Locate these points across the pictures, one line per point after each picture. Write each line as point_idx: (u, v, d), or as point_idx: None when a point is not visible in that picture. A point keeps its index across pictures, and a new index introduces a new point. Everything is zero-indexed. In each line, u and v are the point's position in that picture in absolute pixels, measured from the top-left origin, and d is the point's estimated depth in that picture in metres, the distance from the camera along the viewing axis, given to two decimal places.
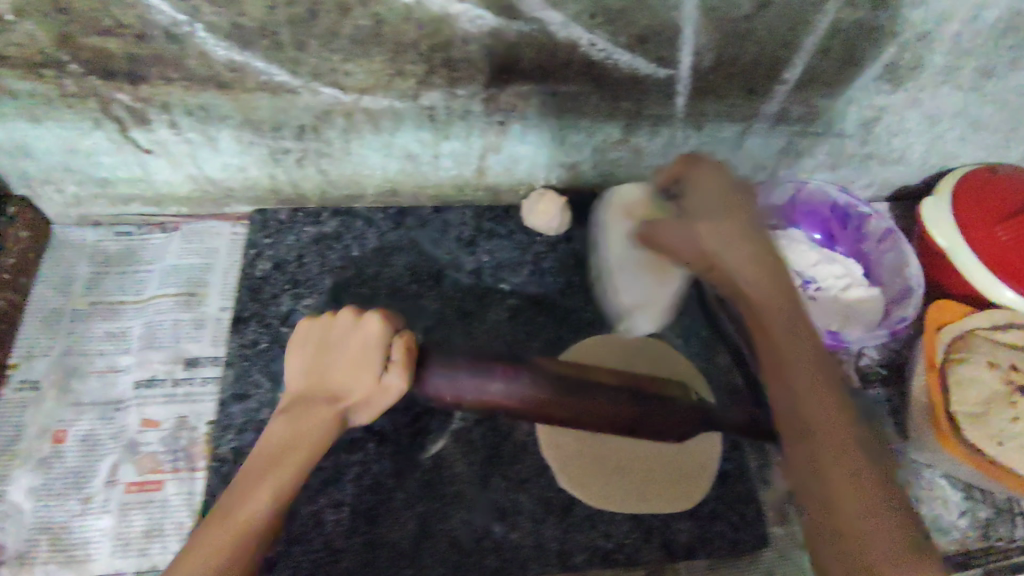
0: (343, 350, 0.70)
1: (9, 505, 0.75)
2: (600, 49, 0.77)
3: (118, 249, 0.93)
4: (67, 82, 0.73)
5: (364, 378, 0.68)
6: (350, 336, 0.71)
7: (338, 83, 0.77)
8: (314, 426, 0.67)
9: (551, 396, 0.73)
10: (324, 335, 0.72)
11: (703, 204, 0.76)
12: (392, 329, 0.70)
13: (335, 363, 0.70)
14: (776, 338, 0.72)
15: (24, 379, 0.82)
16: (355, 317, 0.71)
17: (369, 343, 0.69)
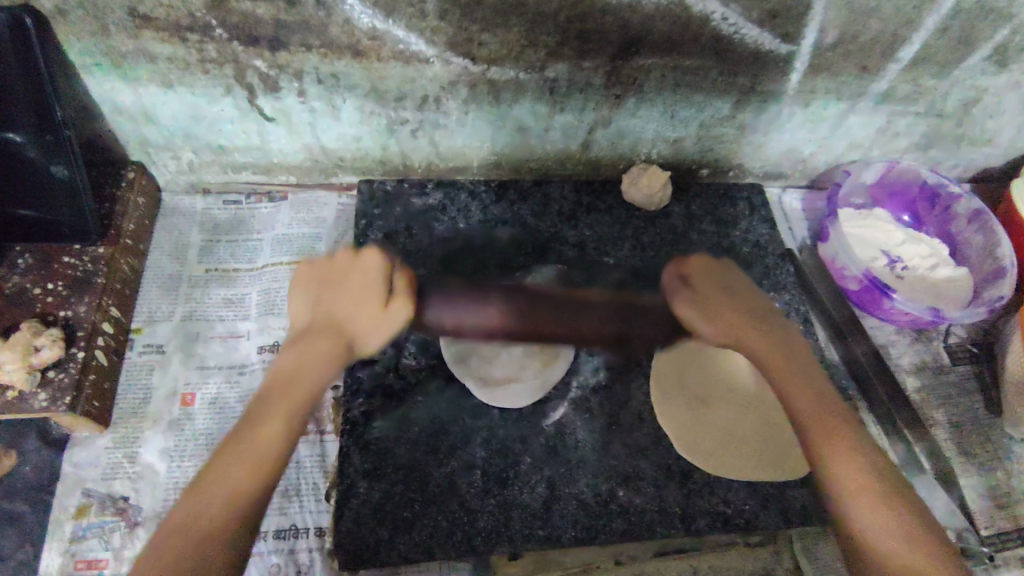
0: (343, 285, 0.67)
1: (143, 465, 0.76)
2: (731, 23, 0.79)
3: (227, 217, 0.93)
4: (210, 48, 0.74)
5: (368, 310, 0.66)
6: (351, 270, 0.68)
7: (470, 54, 0.79)
8: (321, 358, 0.64)
9: (546, 310, 0.81)
10: (326, 270, 0.69)
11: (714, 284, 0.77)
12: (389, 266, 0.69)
13: (335, 295, 0.67)
14: (791, 382, 0.70)
15: (149, 342, 0.83)
16: (353, 255, 0.69)
17: (373, 279, 0.67)
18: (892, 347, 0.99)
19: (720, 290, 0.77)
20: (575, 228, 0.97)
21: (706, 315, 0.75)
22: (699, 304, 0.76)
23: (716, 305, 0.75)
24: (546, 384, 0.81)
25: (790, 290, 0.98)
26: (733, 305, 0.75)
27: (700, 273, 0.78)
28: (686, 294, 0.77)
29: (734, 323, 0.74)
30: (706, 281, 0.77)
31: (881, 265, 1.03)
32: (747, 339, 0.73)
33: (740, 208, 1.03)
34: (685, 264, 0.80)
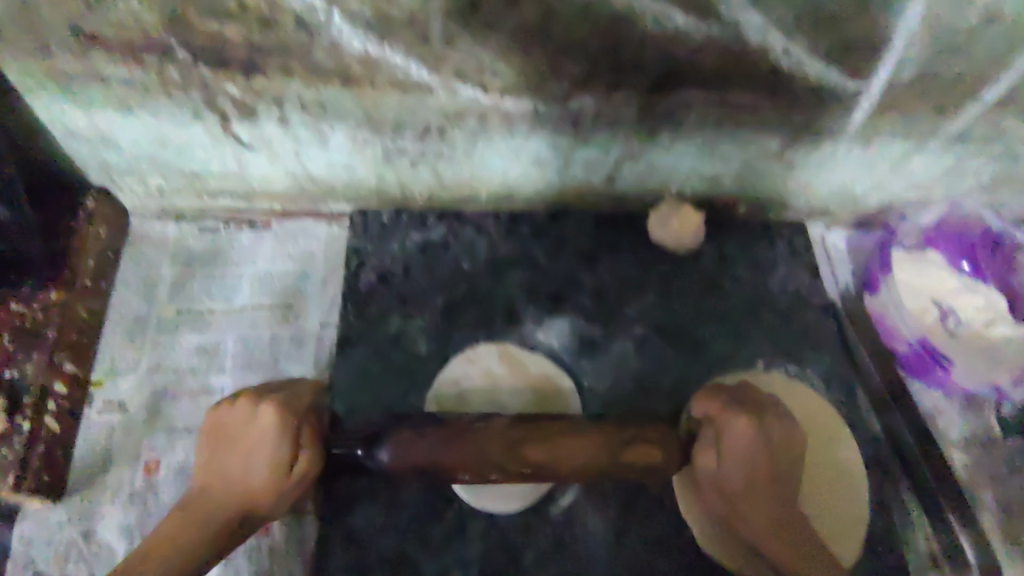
0: (239, 441, 0.62)
1: (101, 546, 0.68)
2: (792, 56, 0.67)
3: (203, 247, 0.83)
4: (171, 71, 0.63)
5: (262, 478, 0.60)
6: (243, 429, 0.62)
7: (481, 83, 0.67)
8: (182, 527, 0.58)
9: (511, 428, 0.69)
10: (220, 427, 0.63)
11: (742, 447, 0.63)
12: (294, 419, 0.63)
13: (229, 459, 0.62)
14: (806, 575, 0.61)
15: (110, 399, 0.74)
16: (248, 407, 0.62)
17: (271, 436, 0.61)
18: (938, 416, 0.88)
19: (751, 450, 0.63)
20: (594, 272, 0.86)
21: (722, 477, 0.63)
22: (716, 473, 0.64)
23: (734, 467, 0.63)
24: (539, 481, 0.72)
25: (830, 349, 0.87)
26: (755, 468, 0.63)
27: (728, 432, 0.63)
28: (709, 444, 0.64)
29: (753, 491, 0.63)
30: (740, 443, 0.63)
31: (932, 318, 0.87)
32: (757, 498, 0.63)
33: (780, 251, 0.92)
34: (719, 408, 0.66)
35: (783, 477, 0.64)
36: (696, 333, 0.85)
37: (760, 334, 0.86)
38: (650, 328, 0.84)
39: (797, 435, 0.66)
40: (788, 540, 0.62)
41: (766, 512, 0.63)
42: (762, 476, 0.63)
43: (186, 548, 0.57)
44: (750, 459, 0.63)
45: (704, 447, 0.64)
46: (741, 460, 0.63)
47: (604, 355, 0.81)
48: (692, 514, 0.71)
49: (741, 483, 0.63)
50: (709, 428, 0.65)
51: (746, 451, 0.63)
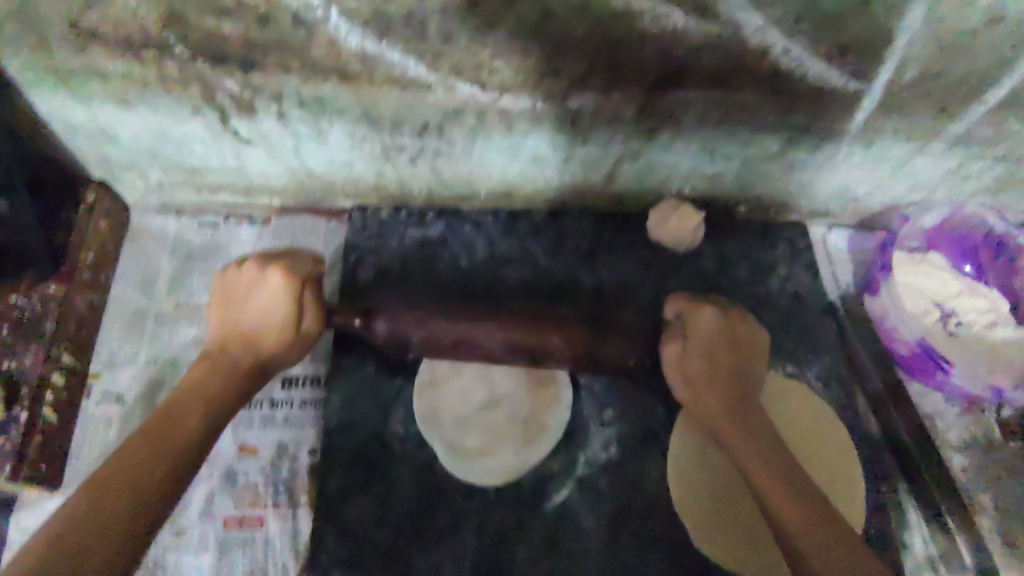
0: (254, 304, 0.67)
1: None
2: (793, 56, 0.67)
3: (203, 241, 0.83)
4: (169, 66, 0.63)
5: (275, 325, 0.67)
6: (254, 288, 0.67)
7: (479, 81, 0.67)
8: (222, 389, 0.63)
9: (510, 329, 0.76)
10: (228, 288, 0.70)
11: (707, 326, 0.71)
12: (296, 284, 0.67)
13: (239, 304, 0.68)
14: (754, 439, 0.65)
15: (108, 391, 0.74)
16: (256, 270, 0.68)
17: (275, 295, 0.66)
18: (939, 419, 0.88)
19: (715, 341, 0.71)
20: (592, 270, 0.86)
21: (693, 369, 0.70)
22: (688, 356, 0.71)
23: (696, 360, 0.70)
24: (523, 465, 0.72)
25: (828, 350, 0.87)
26: (716, 368, 0.69)
27: (701, 313, 0.71)
28: (676, 334, 0.73)
29: (721, 392, 0.69)
30: (704, 323, 0.71)
31: (932, 319, 0.85)
32: (718, 399, 0.69)
33: (780, 251, 0.92)
34: (692, 305, 0.73)
35: (744, 386, 0.69)
36: None
37: None
38: (648, 328, 0.84)
39: (755, 336, 0.73)
40: (738, 415, 0.67)
41: (721, 390, 0.69)
42: (722, 360, 0.70)
43: (212, 406, 0.62)
44: (713, 339, 0.71)
45: (672, 338, 0.72)
46: (701, 337, 0.71)
47: None
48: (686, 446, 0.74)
49: (701, 369, 0.70)
50: (683, 320, 0.73)
51: (706, 333, 0.71)
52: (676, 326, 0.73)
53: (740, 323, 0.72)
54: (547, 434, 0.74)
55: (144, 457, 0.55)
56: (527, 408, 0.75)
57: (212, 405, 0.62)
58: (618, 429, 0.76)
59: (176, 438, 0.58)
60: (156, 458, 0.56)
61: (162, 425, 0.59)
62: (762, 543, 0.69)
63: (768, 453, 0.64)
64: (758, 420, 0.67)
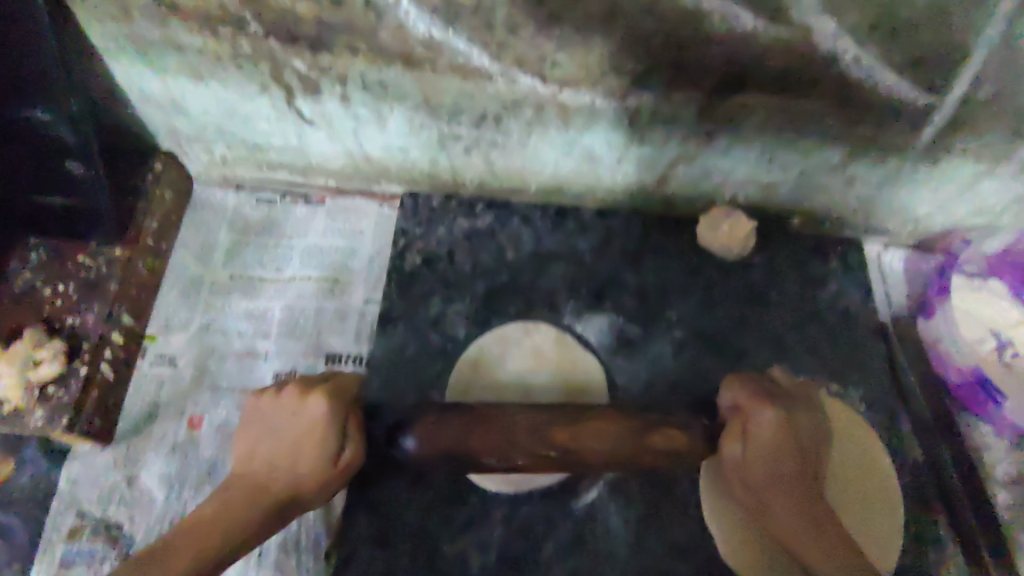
0: (287, 427, 0.63)
1: (140, 491, 0.71)
2: (863, 66, 0.65)
3: (259, 217, 0.86)
4: (244, 43, 0.65)
5: (305, 465, 0.62)
6: (293, 419, 0.63)
7: (541, 74, 0.67)
8: (239, 512, 0.60)
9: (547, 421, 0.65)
10: (266, 415, 0.64)
11: (767, 431, 0.63)
12: (343, 414, 0.64)
13: (287, 447, 0.62)
14: (818, 552, 0.60)
15: (161, 353, 0.78)
16: (298, 396, 0.63)
17: (322, 431, 0.62)
18: (988, 452, 0.84)
19: (774, 443, 0.63)
20: (638, 271, 0.85)
21: (749, 464, 0.63)
22: (738, 460, 0.64)
23: (757, 459, 0.63)
24: (531, 481, 0.72)
25: (876, 372, 0.85)
26: (779, 466, 0.62)
27: (756, 413, 0.64)
28: (734, 434, 0.65)
29: (783, 490, 0.62)
30: (765, 428, 0.64)
31: (988, 348, 0.81)
32: (782, 502, 0.62)
33: (832, 267, 0.90)
34: (750, 402, 0.65)
35: (809, 482, 0.63)
36: (738, 342, 0.83)
37: (803, 350, 0.84)
38: (691, 333, 0.83)
39: (814, 416, 0.68)
40: (807, 515, 0.62)
41: (777, 481, 0.62)
42: (790, 463, 0.63)
43: (226, 539, 0.59)
44: (774, 445, 0.63)
45: (729, 438, 0.65)
46: (761, 443, 0.63)
47: (641, 355, 0.81)
48: (733, 527, 0.70)
49: (765, 473, 0.63)
50: (737, 416, 0.66)
51: (770, 434, 0.63)
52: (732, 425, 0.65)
53: (804, 400, 0.69)
54: (564, 468, 0.72)
55: (124, 567, 0.56)
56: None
57: (211, 546, 0.58)
58: None
59: (173, 558, 0.56)
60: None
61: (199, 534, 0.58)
62: None
63: (832, 551, 0.60)
64: (810, 504, 0.62)
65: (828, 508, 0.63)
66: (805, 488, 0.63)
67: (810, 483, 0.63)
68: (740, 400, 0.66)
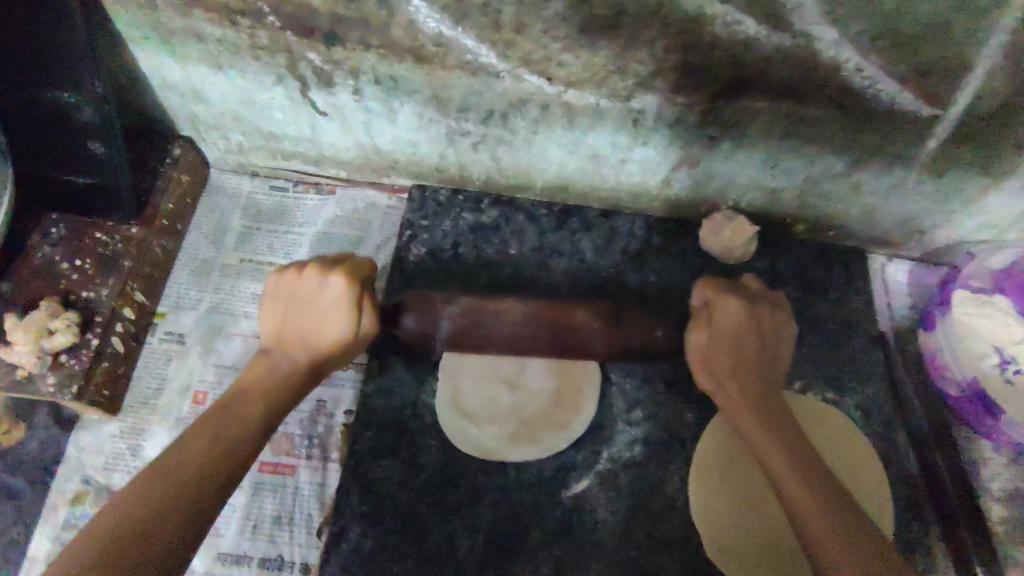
0: (318, 308, 0.68)
1: (143, 461, 0.74)
2: (866, 75, 0.66)
3: (272, 204, 0.89)
4: (261, 34, 0.68)
5: (332, 329, 0.67)
6: (317, 293, 0.69)
7: (547, 72, 0.69)
8: (277, 385, 0.66)
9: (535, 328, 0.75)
10: (291, 290, 0.70)
11: (735, 325, 0.70)
12: (361, 286, 0.69)
13: (311, 320, 0.68)
14: (773, 452, 0.64)
15: (170, 330, 0.81)
16: (320, 275, 0.68)
17: (341, 304, 0.67)
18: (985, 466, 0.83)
19: (737, 335, 0.70)
20: (639, 271, 0.87)
21: (715, 348, 0.70)
22: (707, 356, 0.71)
23: (722, 343, 0.70)
24: (500, 450, 0.74)
25: (873, 381, 0.85)
26: (741, 353, 0.70)
27: (722, 307, 0.71)
28: (702, 323, 0.72)
29: (741, 377, 0.69)
30: (731, 319, 0.70)
31: (991, 364, 0.80)
32: (739, 385, 0.69)
33: (834, 275, 0.90)
34: (720, 293, 0.72)
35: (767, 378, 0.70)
36: None
37: (801, 357, 0.85)
38: None
39: (782, 328, 0.73)
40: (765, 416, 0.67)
41: (740, 388, 0.69)
42: (749, 354, 0.70)
43: (275, 402, 0.65)
44: (735, 345, 0.70)
45: (697, 324, 0.72)
46: (726, 333, 0.70)
47: None
48: (714, 517, 0.72)
49: (726, 365, 0.70)
50: (705, 309, 0.72)
51: (734, 330, 0.70)
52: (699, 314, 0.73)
53: (770, 301, 0.75)
54: (535, 446, 0.74)
55: (199, 444, 0.58)
56: (535, 411, 0.75)
57: (274, 400, 0.65)
58: (645, 429, 0.76)
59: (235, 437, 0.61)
60: (217, 458, 0.57)
61: (236, 416, 0.62)
62: (809, 501, 0.59)
63: (779, 442, 0.64)
64: (777, 417, 0.67)
65: (789, 424, 0.67)
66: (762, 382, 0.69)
67: (771, 399, 0.69)
68: (716, 297, 0.72)
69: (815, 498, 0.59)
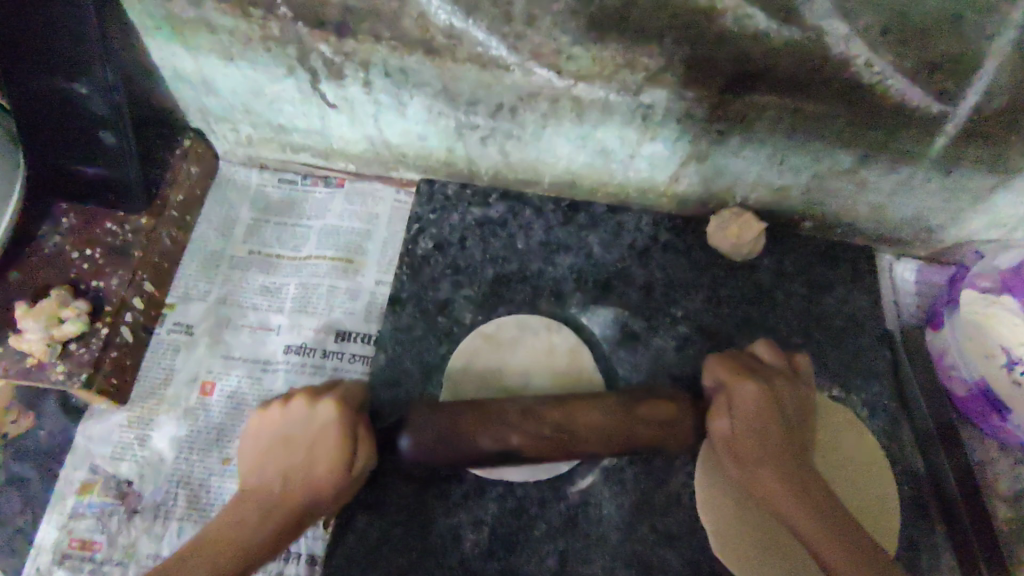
0: (302, 442, 0.64)
1: (152, 451, 0.74)
2: (875, 71, 0.66)
3: (280, 197, 0.89)
4: (272, 26, 0.68)
5: (322, 461, 0.63)
6: (304, 424, 0.64)
7: (557, 66, 0.69)
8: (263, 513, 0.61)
9: (538, 429, 0.66)
10: (278, 425, 0.65)
11: (751, 398, 0.66)
12: (351, 413, 0.66)
13: (298, 462, 0.63)
14: (823, 539, 0.60)
15: (179, 321, 0.81)
16: (307, 403, 0.65)
17: (330, 431, 0.64)
18: (990, 467, 0.83)
19: (758, 406, 0.66)
20: (646, 266, 0.87)
21: (737, 428, 0.66)
22: (727, 433, 0.67)
23: (746, 424, 0.66)
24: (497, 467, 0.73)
25: (879, 379, 0.85)
26: (763, 429, 0.65)
27: (740, 386, 0.67)
28: (721, 408, 0.67)
29: (768, 449, 0.65)
30: (748, 399, 0.66)
31: (999, 364, 0.78)
32: (768, 464, 0.64)
33: (841, 273, 0.90)
34: (734, 375, 0.68)
35: (794, 442, 0.66)
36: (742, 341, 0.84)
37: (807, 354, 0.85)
38: (695, 330, 0.83)
39: (797, 390, 0.70)
40: (806, 489, 0.63)
41: (772, 463, 0.64)
42: (775, 428, 0.66)
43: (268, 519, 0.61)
44: (760, 419, 0.66)
45: (717, 410, 0.67)
46: (744, 404, 0.66)
47: (644, 348, 0.82)
48: (716, 505, 0.71)
49: (753, 442, 0.65)
50: (721, 392, 0.68)
51: (755, 404, 0.66)
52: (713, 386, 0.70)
53: (786, 374, 0.71)
54: (534, 467, 0.73)
55: None
56: None
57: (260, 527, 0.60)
58: None
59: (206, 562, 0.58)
60: None
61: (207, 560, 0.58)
62: None
63: (831, 519, 0.61)
64: (812, 486, 0.64)
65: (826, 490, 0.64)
66: (791, 451, 0.65)
67: (800, 458, 0.65)
68: (731, 379, 0.68)
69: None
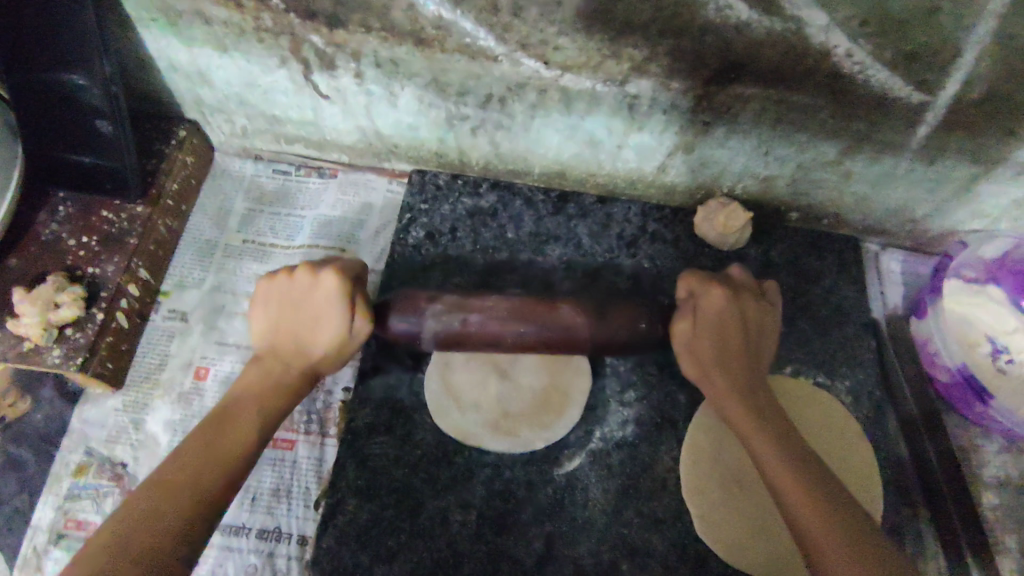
0: (308, 307, 0.69)
1: (147, 434, 0.76)
2: (855, 61, 0.67)
3: (274, 186, 0.91)
4: (266, 17, 0.69)
5: (329, 327, 0.68)
6: (310, 294, 0.69)
7: (544, 57, 0.70)
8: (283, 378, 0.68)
9: None
10: (285, 294, 0.70)
11: (716, 310, 0.71)
12: (350, 282, 0.69)
13: (304, 322, 0.69)
14: (791, 483, 0.59)
15: (174, 308, 0.83)
16: (311, 274, 0.69)
17: (331, 301, 0.68)
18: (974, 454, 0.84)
19: (724, 317, 0.71)
20: (633, 256, 0.88)
21: (698, 336, 0.71)
22: (690, 348, 0.71)
23: (705, 330, 0.70)
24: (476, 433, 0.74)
25: (864, 368, 0.86)
26: (727, 343, 0.70)
27: (709, 295, 0.71)
28: (687, 313, 0.72)
29: (729, 372, 0.69)
30: (712, 309, 0.71)
31: (983, 352, 0.80)
32: (727, 378, 0.69)
33: (826, 264, 0.92)
34: (704, 283, 0.72)
35: (753, 369, 0.70)
36: None
37: (792, 343, 0.86)
38: None
39: (767, 318, 0.73)
40: (765, 418, 0.66)
41: (730, 384, 0.68)
42: (734, 346, 0.70)
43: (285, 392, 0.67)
44: (722, 333, 0.70)
45: (682, 315, 0.72)
46: (710, 315, 0.71)
47: None
48: (704, 495, 0.72)
49: (715, 359, 0.69)
50: (689, 299, 0.72)
51: (718, 318, 0.70)
52: (683, 303, 0.73)
53: (752, 290, 0.74)
54: (513, 441, 0.74)
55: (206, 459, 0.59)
56: (520, 406, 0.75)
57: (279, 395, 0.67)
58: (636, 410, 0.78)
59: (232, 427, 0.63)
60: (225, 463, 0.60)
61: (245, 419, 0.64)
62: (827, 537, 0.55)
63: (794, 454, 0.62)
64: (782, 426, 0.66)
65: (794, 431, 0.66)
66: (752, 377, 0.69)
67: (761, 388, 0.69)
68: (702, 291, 0.72)
69: (818, 511, 0.57)
